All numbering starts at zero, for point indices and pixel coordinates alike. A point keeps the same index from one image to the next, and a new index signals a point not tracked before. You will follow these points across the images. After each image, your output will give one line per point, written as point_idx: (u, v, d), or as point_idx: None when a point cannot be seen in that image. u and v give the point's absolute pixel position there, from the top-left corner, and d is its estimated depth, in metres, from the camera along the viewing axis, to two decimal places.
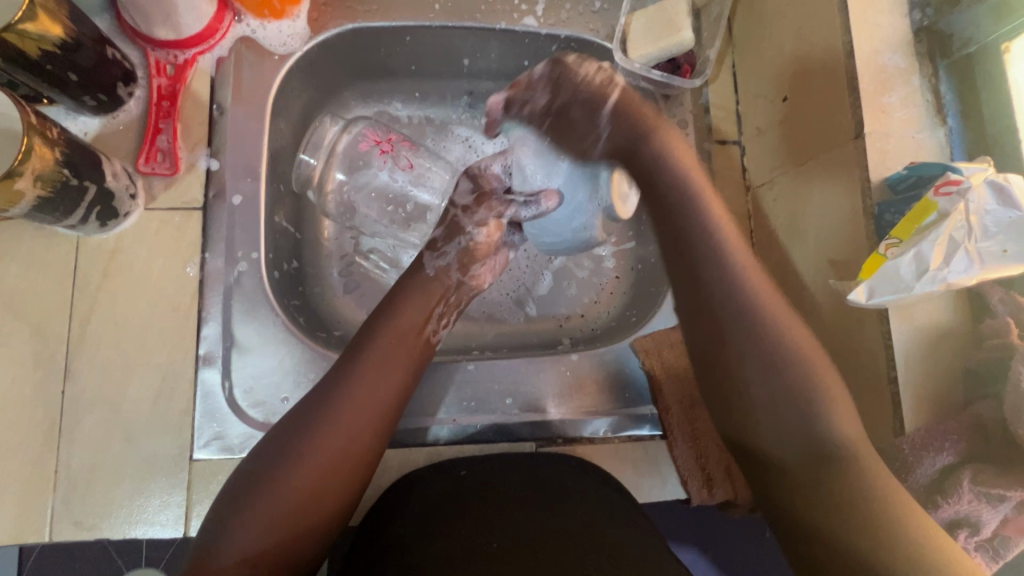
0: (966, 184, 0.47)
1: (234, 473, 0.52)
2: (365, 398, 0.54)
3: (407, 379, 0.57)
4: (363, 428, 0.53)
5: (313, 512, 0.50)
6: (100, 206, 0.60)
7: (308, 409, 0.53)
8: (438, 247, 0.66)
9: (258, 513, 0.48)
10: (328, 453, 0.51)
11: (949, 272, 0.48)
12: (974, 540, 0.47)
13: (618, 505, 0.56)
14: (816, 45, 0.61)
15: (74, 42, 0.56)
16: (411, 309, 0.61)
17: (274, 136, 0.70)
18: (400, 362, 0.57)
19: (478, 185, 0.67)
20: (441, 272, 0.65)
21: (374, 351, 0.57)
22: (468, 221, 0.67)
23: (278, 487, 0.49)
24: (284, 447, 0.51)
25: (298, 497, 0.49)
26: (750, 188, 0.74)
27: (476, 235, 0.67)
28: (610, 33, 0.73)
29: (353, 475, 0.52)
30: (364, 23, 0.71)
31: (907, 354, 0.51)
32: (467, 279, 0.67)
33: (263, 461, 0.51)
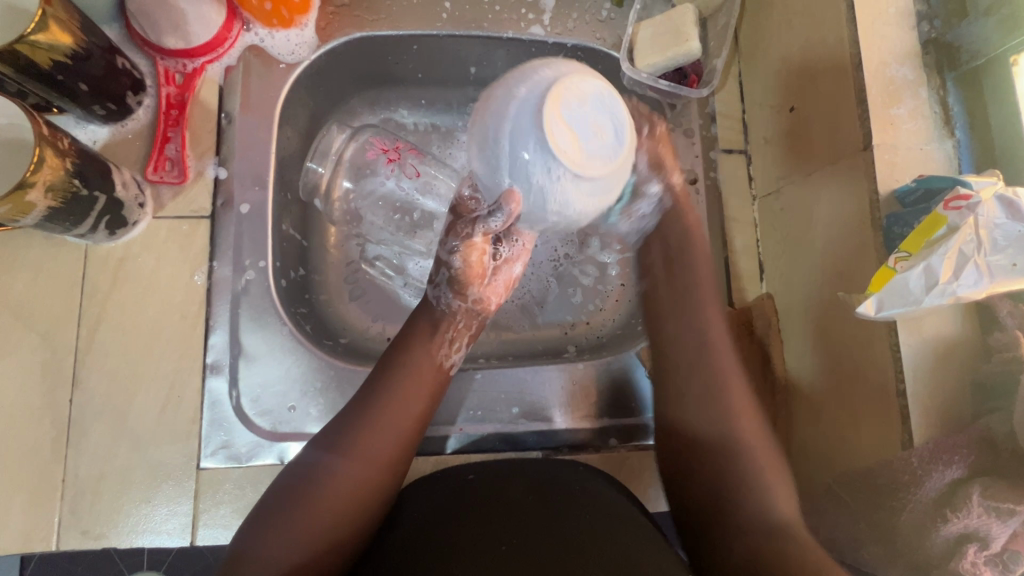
0: (976, 199, 0.47)
1: (264, 497, 0.53)
2: (389, 420, 0.55)
3: (427, 400, 0.58)
4: (386, 448, 0.54)
5: (341, 532, 0.50)
6: (109, 215, 0.60)
7: (334, 432, 0.54)
8: (434, 281, 0.65)
9: (287, 530, 0.49)
10: (353, 475, 0.52)
11: (958, 286, 0.48)
12: (983, 555, 0.46)
13: (620, 503, 0.55)
14: (824, 56, 0.61)
15: (85, 52, 0.56)
16: (426, 334, 0.61)
17: (282, 144, 0.71)
18: (419, 384, 0.58)
19: (458, 214, 0.62)
20: (442, 302, 0.64)
21: (395, 373, 0.57)
22: (446, 251, 0.64)
23: (305, 509, 0.50)
24: (312, 471, 0.52)
25: (327, 518, 0.50)
26: (757, 198, 0.74)
27: (456, 263, 0.63)
28: (617, 43, 0.74)
29: (378, 495, 0.52)
30: (372, 32, 0.72)
31: (915, 366, 0.51)
32: (469, 304, 0.65)
33: (291, 483, 0.52)
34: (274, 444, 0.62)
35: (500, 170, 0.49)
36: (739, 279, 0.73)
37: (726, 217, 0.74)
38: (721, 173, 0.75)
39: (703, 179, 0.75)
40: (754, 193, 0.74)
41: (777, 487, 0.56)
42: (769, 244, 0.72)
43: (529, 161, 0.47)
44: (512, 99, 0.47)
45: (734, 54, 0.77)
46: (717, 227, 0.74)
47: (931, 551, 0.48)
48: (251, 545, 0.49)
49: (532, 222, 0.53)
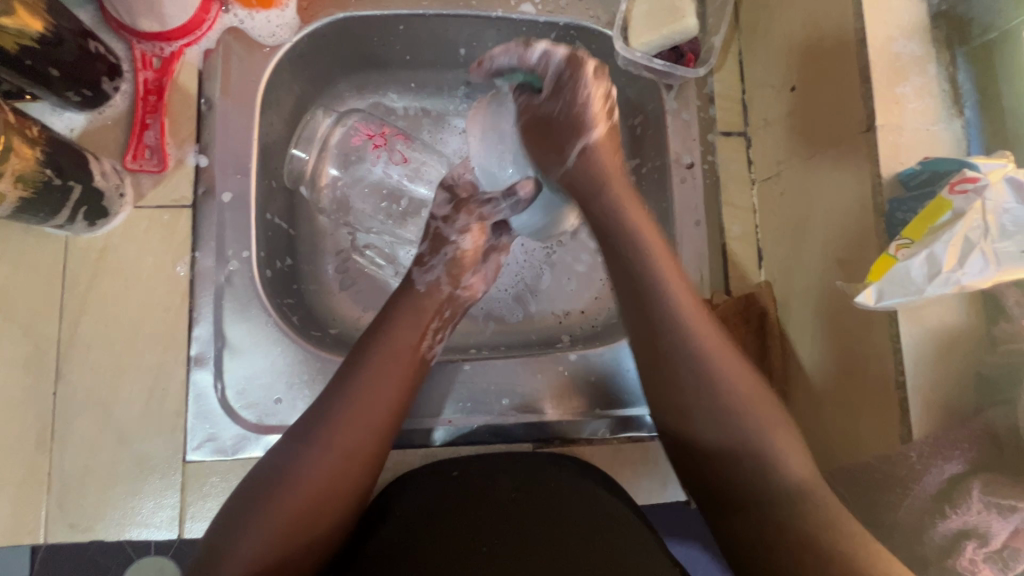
0: (983, 182, 0.45)
1: (236, 489, 0.51)
2: (367, 411, 0.53)
3: (406, 392, 0.56)
4: (363, 438, 0.52)
5: (316, 524, 0.49)
6: (87, 206, 0.59)
7: (307, 423, 0.52)
8: (425, 262, 0.66)
9: (262, 524, 0.47)
10: (330, 465, 0.50)
11: (963, 274, 0.45)
12: (982, 552, 0.44)
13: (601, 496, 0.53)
14: (826, 32, 0.58)
15: (54, 37, 0.54)
16: (407, 324, 0.59)
17: (265, 129, 0.68)
18: (395, 379, 0.56)
19: (455, 193, 0.68)
20: (432, 284, 0.64)
21: (372, 362, 0.56)
22: (450, 230, 0.66)
23: (276, 504, 0.48)
24: (285, 462, 0.50)
25: (301, 508, 0.48)
26: (756, 182, 0.71)
27: (461, 243, 0.66)
28: (611, 20, 0.71)
29: (355, 485, 0.51)
30: (356, 12, 0.69)
31: (916, 358, 0.49)
32: (459, 290, 0.65)
33: (263, 474, 0.50)
34: (260, 437, 0.61)
35: (504, 156, 0.64)
36: (736, 267, 0.71)
37: (724, 202, 0.72)
38: (719, 157, 0.73)
39: (700, 163, 0.72)
40: (753, 176, 0.72)
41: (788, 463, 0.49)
42: (767, 230, 0.69)
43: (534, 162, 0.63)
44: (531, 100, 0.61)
45: (734, 32, 0.74)
46: (715, 213, 0.72)
47: (928, 548, 0.46)
48: (225, 539, 0.47)
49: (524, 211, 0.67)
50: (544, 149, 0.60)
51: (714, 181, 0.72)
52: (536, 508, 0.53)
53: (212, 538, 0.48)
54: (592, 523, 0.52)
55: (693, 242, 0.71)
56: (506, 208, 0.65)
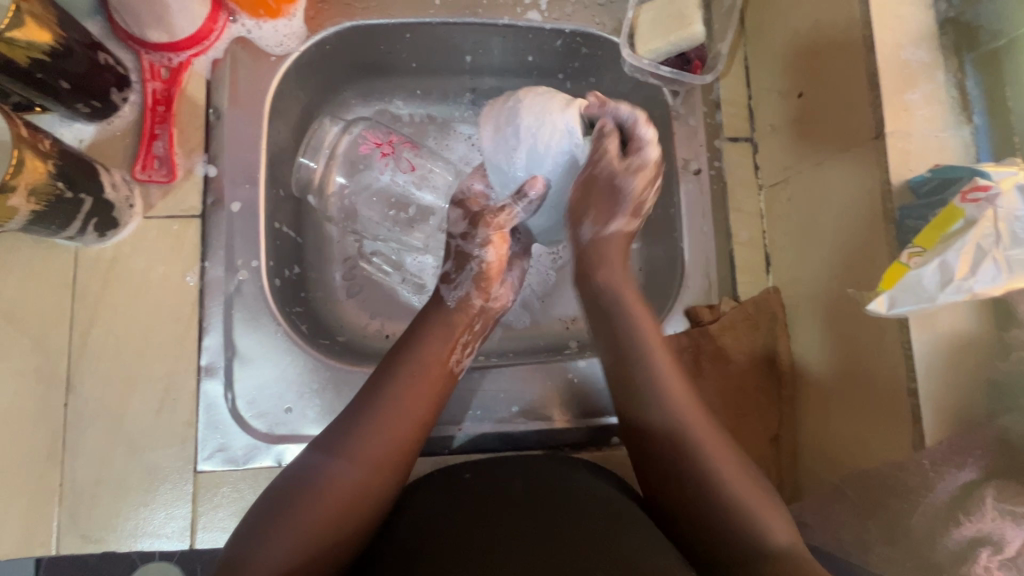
0: (995, 190, 0.45)
1: (263, 495, 0.51)
2: (398, 421, 0.53)
3: (436, 404, 0.56)
4: (394, 448, 0.52)
5: (343, 533, 0.48)
6: (97, 217, 0.59)
7: (339, 431, 0.52)
8: (453, 279, 0.66)
9: (288, 532, 0.47)
10: (361, 475, 0.50)
11: (975, 282, 0.45)
12: (996, 560, 0.44)
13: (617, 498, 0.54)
14: (834, 39, 0.58)
15: (64, 49, 0.54)
16: (438, 335, 0.60)
17: (273, 138, 0.69)
18: (427, 391, 0.56)
19: (468, 208, 0.68)
20: (462, 300, 0.64)
21: (404, 372, 0.56)
22: (472, 245, 0.67)
23: (303, 511, 0.48)
24: (315, 469, 0.50)
25: (328, 517, 0.48)
26: (764, 187, 0.71)
27: (484, 256, 0.66)
28: (617, 27, 0.71)
29: (383, 495, 0.51)
30: (362, 21, 0.69)
31: (927, 365, 0.49)
32: (490, 302, 0.66)
33: (292, 481, 0.50)
34: (271, 446, 0.61)
35: (514, 155, 0.60)
36: (744, 272, 0.71)
37: (731, 208, 0.72)
38: (726, 163, 0.73)
39: (707, 169, 0.72)
40: (760, 182, 0.72)
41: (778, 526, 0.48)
42: (775, 235, 0.69)
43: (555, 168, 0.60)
44: (548, 106, 0.58)
45: (740, 37, 0.74)
46: (722, 218, 0.72)
47: (940, 553, 0.46)
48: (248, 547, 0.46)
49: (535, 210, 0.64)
50: (584, 206, 0.60)
51: (721, 187, 0.72)
52: (547, 511, 0.51)
53: (234, 544, 0.47)
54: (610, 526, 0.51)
55: (701, 248, 0.71)
56: (523, 212, 0.64)
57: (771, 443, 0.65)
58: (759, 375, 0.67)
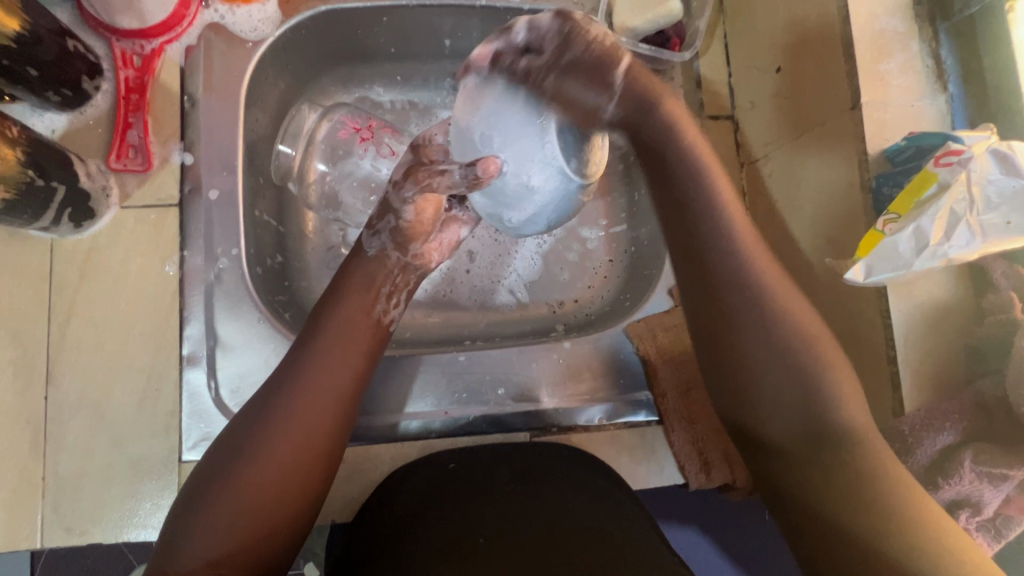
0: (969, 154, 0.45)
1: (192, 474, 0.49)
2: (320, 385, 0.51)
3: (361, 361, 0.54)
4: (312, 422, 0.49)
5: (279, 505, 0.47)
6: (72, 207, 0.59)
7: (259, 404, 0.50)
8: (374, 226, 0.62)
9: (212, 520, 0.45)
10: (276, 454, 0.48)
11: (950, 247, 0.46)
12: (976, 521, 0.46)
13: (589, 482, 0.55)
14: (810, 11, 0.58)
15: (31, 36, 0.53)
16: (357, 292, 0.57)
17: (251, 126, 0.68)
18: (349, 349, 0.53)
19: (419, 155, 0.62)
20: (379, 252, 0.61)
21: (319, 342, 0.53)
22: (396, 198, 0.61)
23: (231, 489, 0.46)
24: (236, 444, 0.48)
25: (258, 492, 0.46)
26: (744, 165, 0.71)
27: (405, 213, 0.62)
28: (595, 6, 0.71)
29: (307, 470, 0.49)
30: (338, 4, 0.68)
31: (906, 332, 0.49)
32: (409, 258, 0.62)
33: (216, 458, 0.48)
34: None
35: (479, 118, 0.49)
36: None
37: None
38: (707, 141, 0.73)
39: None
40: (741, 159, 0.72)
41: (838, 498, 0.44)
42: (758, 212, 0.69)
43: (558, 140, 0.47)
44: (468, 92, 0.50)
45: (719, 15, 0.74)
46: None
47: None
48: (179, 537, 0.46)
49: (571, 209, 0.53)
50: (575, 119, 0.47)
51: None
52: (535, 501, 0.52)
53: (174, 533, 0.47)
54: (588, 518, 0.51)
55: None
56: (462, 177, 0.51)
57: None
58: None
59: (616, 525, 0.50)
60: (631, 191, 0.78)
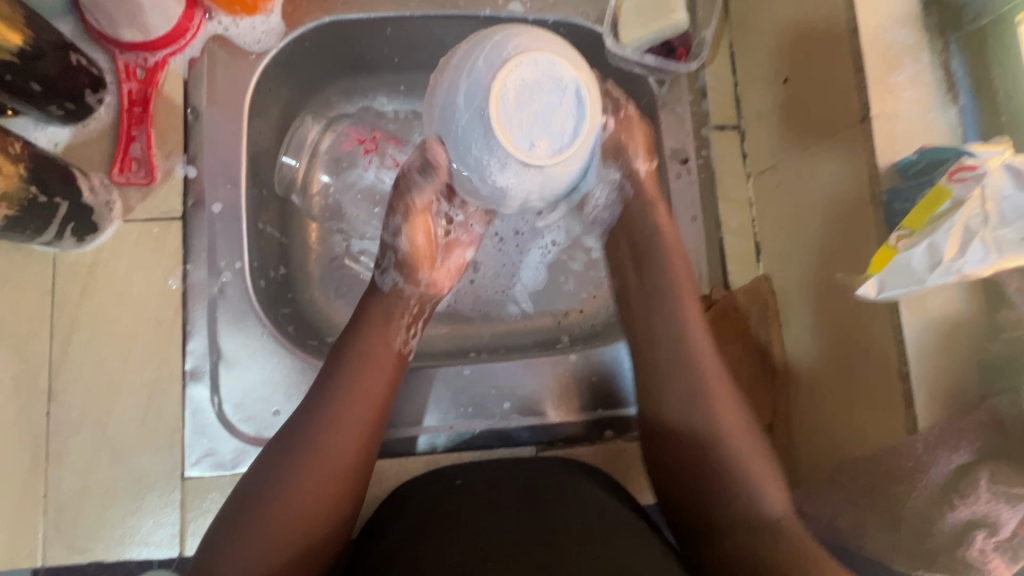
0: (982, 169, 0.45)
1: (222, 507, 0.50)
2: (348, 417, 0.51)
3: (385, 393, 0.55)
4: (342, 445, 0.51)
5: (308, 537, 0.48)
6: (75, 222, 0.58)
7: (287, 437, 0.51)
8: (380, 265, 0.61)
9: (241, 547, 0.46)
10: (307, 478, 0.48)
11: (964, 263, 0.45)
12: (993, 542, 0.45)
13: (594, 495, 0.54)
14: (818, 22, 0.57)
15: (34, 50, 0.52)
16: (377, 321, 0.57)
17: (254, 138, 0.67)
18: (373, 379, 0.54)
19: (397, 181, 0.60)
20: (393, 289, 0.61)
21: (345, 369, 0.54)
22: (389, 234, 0.61)
23: (263, 522, 0.47)
24: (266, 478, 0.49)
25: (290, 526, 0.47)
26: (751, 175, 0.71)
27: (402, 245, 0.60)
28: (600, 17, 0.70)
29: (336, 495, 0.49)
30: (341, 15, 0.68)
31: (919, 348, 0.49)
32: (422, 288, 0.62)
33: (246, 492, 0.49)
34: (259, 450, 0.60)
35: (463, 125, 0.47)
36: (734, 261, 0.70)
37: (720, 197, 0.71)
38: (714, 152, 0.72)
39: (695, 158, 0.72)
40: (748, 170, 0.71)
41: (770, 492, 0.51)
42: (765, 224, 0.69)
43: (540, 116, 0.45)
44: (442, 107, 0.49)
45: (725, 25, 0.73)
46: (712, 208, 0.71)
47: (938, 539, 0.46)
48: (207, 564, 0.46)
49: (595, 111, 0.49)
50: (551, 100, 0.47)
51: (709, 176, 0.72)
52: (539, 513, 0.51)
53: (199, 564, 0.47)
54: (592, 530, 0.50)
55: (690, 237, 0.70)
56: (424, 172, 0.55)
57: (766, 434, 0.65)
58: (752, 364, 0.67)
59: (619, 539, 0.49)
60: None
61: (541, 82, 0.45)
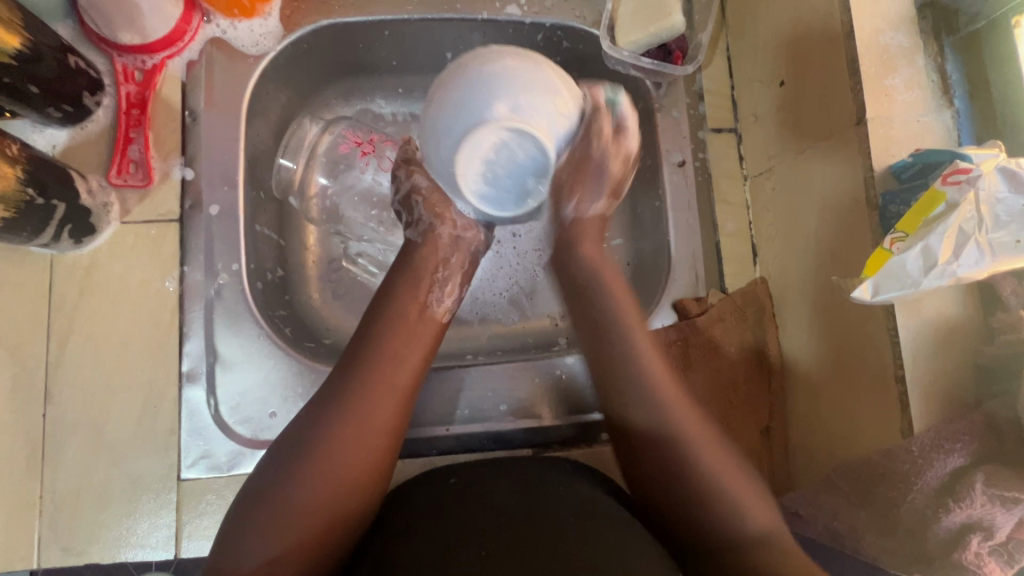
0: (977, 172, 0.44)
1: (256, 470, 0.51)
2: (389, 374, 0.54)
3: (421, 355, 0.57)
4: (370, 422, 0.51)
5: (353, 489, 0.49)
6: (72, 224, 0.58)
7: (328, 394, 0.52)
8: (410, 219, 0.63)
9: (288, 504, 0.47)
10: (341, 453, 0.49)
11: (958, 266, 0.45)
12: (987, 545, 0.44)
13: (586, 489, 0.54)
14: (813, 26, 0.57)
15: (32, 53, 0.53)
16: (411, 283, 0.59)
17: (251, 140, 0.67)
18: (409, 340, 0.56)
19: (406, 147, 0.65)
20: (429, 235, 0.61)
21: (381, 333, 0.56)
22: (404, 184, 0.63)
23: (310, 474, 0.48)
24: (310, 432, 0.50)
25: (338, 478, 0.49)
26: (749, 178, 0.71)
27: (422, 185, 0.62)
28: (597, 20, 0.71)
29: (367, 470, 0.50)
30: (339, 18, 0.68)
31: (914, 351, 0.49)
32: (460, 230, 0.62)
33: (290, 446, 0.50)
34: (255, 452, 0.60)
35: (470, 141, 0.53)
36: (731, 263, 0.70)
37: (717, 199, 0.71)
38: (710, 154, 0.72)
39: (691, 160, 0.72)
40: (745, 173, 0.71)
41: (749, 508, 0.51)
42: (762, 226, 0.69)
43: (510, 157, 0.49)
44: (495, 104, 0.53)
45: (721, 28, 0.73)
46: (708, 210, 0.71)
47: (931, 543, 0.46)
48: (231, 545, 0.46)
49: (534, 96, 0.47)
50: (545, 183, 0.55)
51: (706, 178, 0.72)
52: (532, 512, 0.50)
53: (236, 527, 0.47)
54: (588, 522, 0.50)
55: (687, 240, 0.70)
56: None
57: (762, 436, 0.65)
58: (749, 367, 0.66)
59: (615, 533, 0.49)
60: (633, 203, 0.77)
61: (481, 143, 0.47)
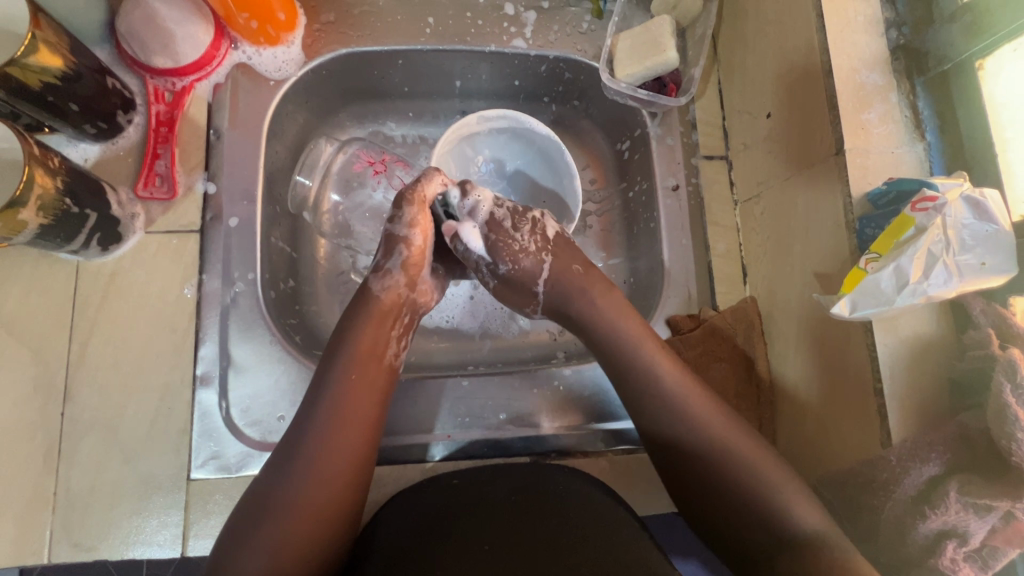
0: (942, 200, 0.48)
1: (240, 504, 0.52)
2: (352, 402, 0.55)
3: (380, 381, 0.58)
4: (344, 443, 0.53)
5: (336, 510, 0.51)
6: (101, 231, 0.62)
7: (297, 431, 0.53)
8: (382, 267, 0.62)
9: (274, 535, 0.49)
10: (318, 481, 0.51)
11: (929, 285, 0.49)
12: (962, 551, 0.47)
13: (586, 493, 0.55)
14: (796, 64, 0.62)
15: (75, 74, 0.58)
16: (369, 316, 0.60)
17: (270, 158, 0.72)
18: (371, 366, 0.58)
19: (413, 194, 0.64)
20: (390, 290, 0.62)
21: (343, 363, 0.56)
22: (399, 227, 0.62)
23: (291, 506, 0.50)
24: (284, 467, 0.51)
25: (319, 503, 0.51)
26: (739, 203, 0.75)
27: (412, 237, 0.62)
28: (597, 54, 0.76)
29: (347, 490, 0.52)
30: (357, 48, 0.73)
31: (892, 367, 0.52)
32: (415, 291, 0.63)
33: (265, 482, 0.51)
34: (263, 454, 0.63)
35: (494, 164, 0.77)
36: (722, 282, 0.74)
37: (708, 221, 0.75)
38: (703, 179, 0.76)
39: (685, 185, 0.76)
40: (735, 198, 0.76)
41: (799, 505, 0.52)
42: (750, 247, 0.73)
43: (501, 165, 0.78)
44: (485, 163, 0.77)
45: (713, 64, 0.79)
46: (700, 231, 0.75)
47: (912, 548, 0.49)
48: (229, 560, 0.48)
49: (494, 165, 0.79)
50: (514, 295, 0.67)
51: (698, 203, 0.76)
52: (533, 519, 0.53)
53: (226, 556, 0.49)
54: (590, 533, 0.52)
55: (680, 260, 0.74)
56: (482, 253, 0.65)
57: None
58: (740, 382, 0.69)
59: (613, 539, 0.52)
60: (630, 224, 0.82)
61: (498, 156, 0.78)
